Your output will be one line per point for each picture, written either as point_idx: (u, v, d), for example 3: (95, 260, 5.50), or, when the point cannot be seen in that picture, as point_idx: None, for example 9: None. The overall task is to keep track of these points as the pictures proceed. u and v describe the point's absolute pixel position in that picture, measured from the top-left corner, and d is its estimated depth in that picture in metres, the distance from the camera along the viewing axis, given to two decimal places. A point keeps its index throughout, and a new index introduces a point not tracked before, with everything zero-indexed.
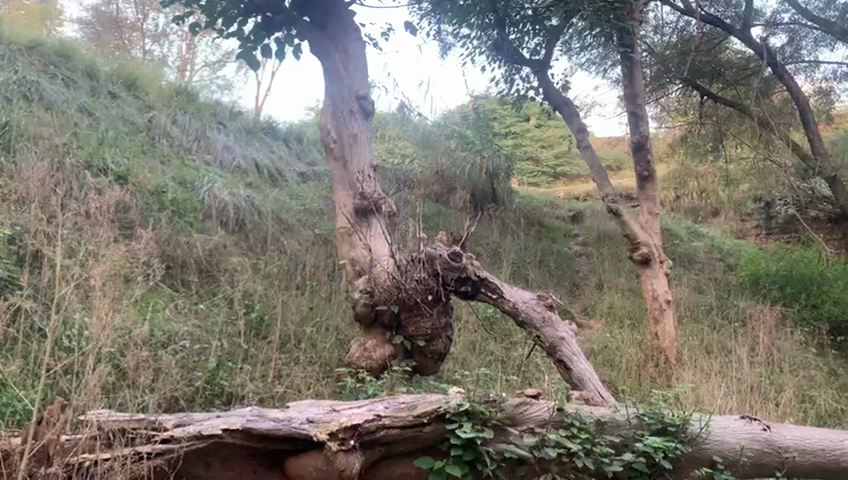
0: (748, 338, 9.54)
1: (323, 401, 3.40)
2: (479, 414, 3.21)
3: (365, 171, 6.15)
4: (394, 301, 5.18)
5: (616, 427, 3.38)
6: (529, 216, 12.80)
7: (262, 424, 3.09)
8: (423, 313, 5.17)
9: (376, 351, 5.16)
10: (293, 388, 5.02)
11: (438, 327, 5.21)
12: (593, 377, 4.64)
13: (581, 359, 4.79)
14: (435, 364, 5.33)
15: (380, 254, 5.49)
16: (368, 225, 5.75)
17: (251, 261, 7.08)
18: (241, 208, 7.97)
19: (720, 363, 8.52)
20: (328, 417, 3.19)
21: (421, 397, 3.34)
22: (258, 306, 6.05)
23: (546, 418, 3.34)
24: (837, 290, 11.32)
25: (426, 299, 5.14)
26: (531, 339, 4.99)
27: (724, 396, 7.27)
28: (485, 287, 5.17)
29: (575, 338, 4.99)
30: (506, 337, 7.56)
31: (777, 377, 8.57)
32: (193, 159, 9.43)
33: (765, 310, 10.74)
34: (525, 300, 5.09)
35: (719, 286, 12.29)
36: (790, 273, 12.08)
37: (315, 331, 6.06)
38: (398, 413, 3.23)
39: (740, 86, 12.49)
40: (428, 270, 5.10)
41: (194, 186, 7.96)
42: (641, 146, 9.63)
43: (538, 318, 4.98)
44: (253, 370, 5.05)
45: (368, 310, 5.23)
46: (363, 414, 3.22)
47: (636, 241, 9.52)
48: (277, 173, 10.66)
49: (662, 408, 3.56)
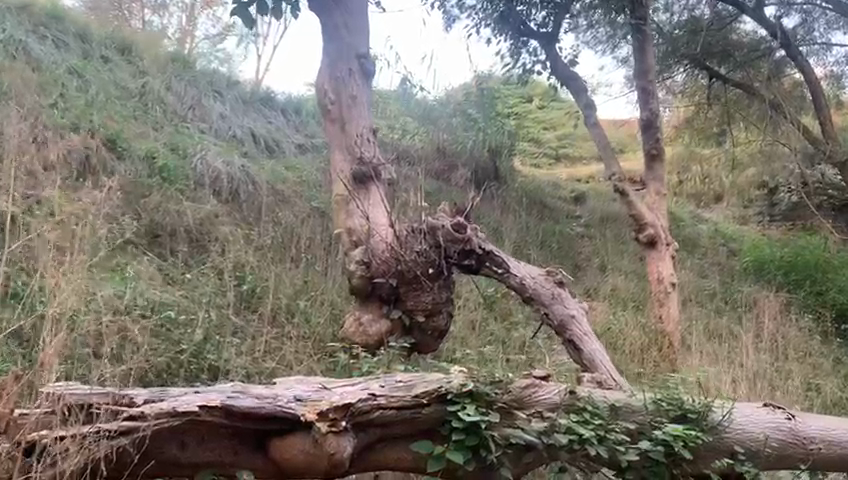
0: (753, 324, 9.28)
1: (312, 379, 3.12)
2: (484, 396, 2.95)
3: (363, 135, 5.87)
4: (393, 274, 4.91)
5: (631, 413, 3.12)
6: (531, 196, 12.48)
7: (243, 401, 2.82)
8: (422, 287, 4.90)
9: (372, 326, 4.87)
10: (281, 365, 4.78)
11: (439, 302, 4.93)
12: (603, 358, 4.45)
13: (592, 339, 4.59)
14: (435, 342, 5.06)
15: (378, 223, 5.21)
16: (367, 193, 5.47)
17: (245, 231, 6.80)
18: (235, 177, 7.67)
19: (723, 349, 8.27)
20: (318, 395, 2.92)
21: (420, 375, 3.06)
22: (250, 278, 5.78)
23: (557, 401, 3.07)
24: (842, 278, 11.09)
25: (426, 271, 4.86)
26: (538, 317, 4.74)
27: (728, 382, 7.01)
28: (491, 261, 4.90)
29: (585, 316, 4.76)
30: (506, 317, 7.30)
31: (782, 364, 8.33)
32: (187, 127, 9.10)
33: (770, 296, 10.47)
34: (532, 275, 4.83)
35: (722, 270, 12.02)
36: (795, 259, 11.81)
37: (309, 304, 5.80)
38: (396, 394, 2.98)
39: (752, 68, 11.86)
40: (429, 241, 4.84)
41: (187, 153, 7.66)
42: (650, 125, 9.31)
43: (547, 294, 4.73)
44: (242, 344, 4.80)
45: (365, 283, 4.92)
46: (357, 393, 2.95)
47: (642, 223, 9.20)
48: (274, 144, 10.35)
49: (681, 393, 3.31)
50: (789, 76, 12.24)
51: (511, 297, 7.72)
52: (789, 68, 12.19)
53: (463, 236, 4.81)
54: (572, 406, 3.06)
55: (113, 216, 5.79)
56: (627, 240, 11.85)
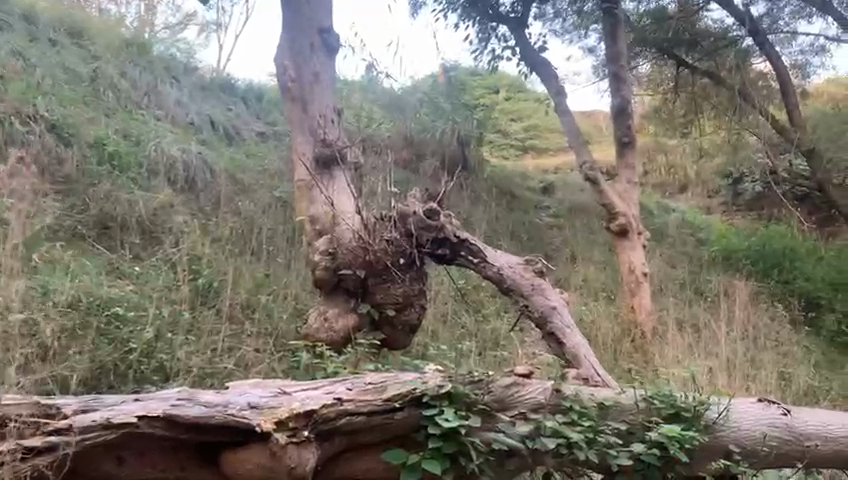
0: (724, 313, 9.16)
1: (270, 382, 2.83)
2: (464, 397, 2.67)
3: (326, 115, 5.57)
4: (361, 265, 4.60)
5: (621, 412, 2.86)
6: (500, 186, 12.21)
7: (188, 411, 2.51)
8: (392, 279, 4.64)
9: (339, 321, 4.56)
10: (235, 367, 4.46)
11: (410, 295, 4.67)
12: (588, 354, 4.16)
13: (575, 332, 4.31)
14: (406, 338, 4.76)
15: (345, 211, 4.90)
16: (331, 179, 5.16)
17: (202, 221, 6.44)
18: (192, 165, 7.27)
19: (693, 339, 8.11)
20: (276, 400, 2.61)
21: (392, 375, 2.78)
22: (207, 271, 5.45)
23: (542, 401, 2.81)
24: (809, 267, 11.09)
25: (396, 261, 4.59)
26: (518, 309, 4.45)
27: (703, 375, 6.82)
28: (465, 250, 4.60)
29: (567, 307, 4.47)
30: (478, 308, 7.03)
31: (754, 353, 8.19)
32: (143, 114, 8.66)
33: (740, 284, 10.36)
34: (510, 264, 4.55)
35: (690, 255, 11.89)
36: (763, 249, 11.74)
37: (270, 299, 5.49)
38: (366, 397, 2.69)
39: (718, 57, 11.64)
40: (399, 229, 4.55)
41: (141, 141, 7.24)
42: (621, 111, 9.15)
43: (527, 285, 4.44)
44: (195, 345, 4.47)
45: (330, 275, 4.63)
46: (321, 397, 2.66)
47: (613, 212, 9.02)
48: (234, 132, 9.94)
49: (674, 390, 3.08)
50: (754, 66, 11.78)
51: (482, 290, 7.44)
52: (757, 59, 11.76)
53: (434, 223, 4.50)
54: (559, 406, 2.80)
55: (51, 217, 5.48)
56: (597, 229, 11.68)
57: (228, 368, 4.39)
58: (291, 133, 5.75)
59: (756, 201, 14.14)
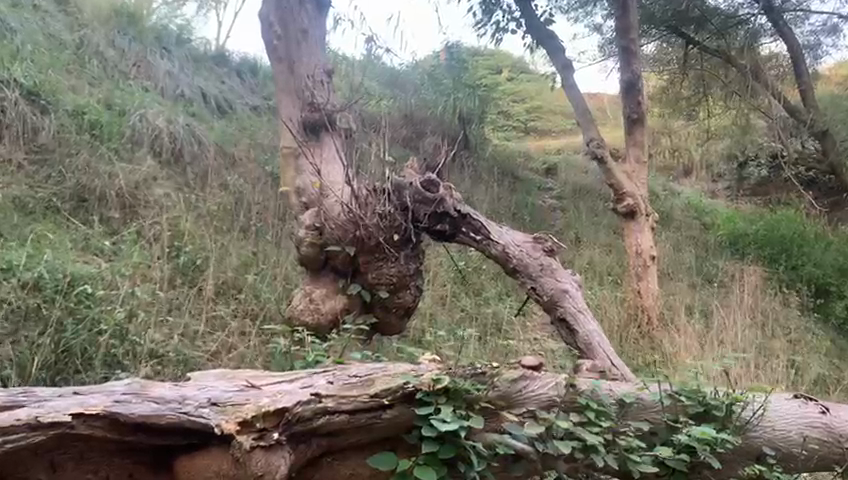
0: (730, 299, 8.83)
1: (241, 372, 2.55)
2: (465, 393, 2.35)
3: (316, 76, 5.18)
4: (351, 241, 4.18)
5: (642, 410, 2.54)
6: (501, 166, 11.77)
7: (135, 409, 2.23)
8: (385, 257, 4.25)
9: (326, 303, 4.21)
10: (207, 353, 4.14)
11: (405, 275, 4.32)
12: (603, 344, 3.83)
13: (588, 319, 3.96)
14: (399, 323, 4.46)
15: (333, 181, 4.49)
16: (319, 145, 4.80)
17: (187, 196, 6.09)
18: (178, 136, 6.88)
19: (701, 325, 7.77)
20: (242, 397, 2.32)
21: (381, 366, 2.48)
22: (189, 249, 5.12)
23: (555, 397, 2.49)
24: (819, 253, 10.70)
25: (391, 238, 4.22)
26: (525, 292, 4.12)
27: (710, 364, 6.49)
28: (467, 226, 4.32)
29: (580, 291, 4.11)
30: (478, 291, 6.70)
31: (764, 341, 7.84)
32: (130, 84, 8.24)
33: (748, 270, 10.01)
34: (517, 242, 4.21)
35: (695, 236, 11.49)
36: (770, 232, 11.34)
37: (257, 279, 5.16)
38: (348, 394, 2.38)
39: (727, 35, 10.82)
40: (395, 203, 4.23)
41: (125, 110, 6.85)
42: (631, 87, 8.72)
43: (534, 266, 4.11)
44: (170, 328, 4.16)
45: (317, 251, 4.25)
46: (295, 392, 2.35)
47: (620, 192, 8.63)
48: (227, 105, 9.56)
49: (702, 384, 2.75)
50: (766, 47, 11.36)
51: (482, 271, 7.09)
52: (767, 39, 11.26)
53: (433, 196, 4.25)
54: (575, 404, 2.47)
55: (22, 192, 5.13)
56: (601, 211, 11.28)
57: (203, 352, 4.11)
58: (279, 96, 5.37)
59: (761, 185, 13.77)
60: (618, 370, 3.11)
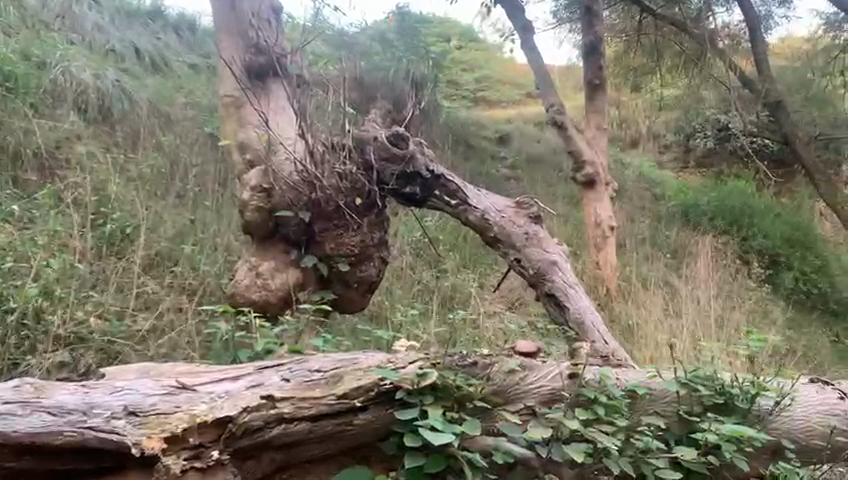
0: (688, 268, 8.31)
1: (168, 369, 2.37)
2: (456, 389, 2.25)
3: (260, 13, 4.43)
4: (306, 205, 3.74)
5: (651, 403, 2.50)
6: (455, 133, 11.04)
7: (27, 421, 1.94)
8: (346, 226, 3.80)
9: (275, 278, 3.71)
10: (135, 335, 3.63)
11: (369, 245, 3.88)
12: (595, 320, 3.70)
13: (578, 293, 3.80)
14: (362, 298, 3.97)
15: (283, 136, 4.04)
16: (266, 93, 4.30)
17: (117, 157, 5.53)
18: (105, 92, 6.21)
19: (663, 295, 7.41)
20: (174, 403, 2.11)
21: (340, 357, 2.37)
22: (117, 216, 4.64)
23: (556, 388, 2.46)
24: (766, 222, 9.98)
25: (353, 202, 3.78)
26: (509, 265, 3.87)
27: (675, 339, 6.14)
28: (440, 188, 3.96)
29: (565, 259, 3.92)
30: (438, 262, 6.31)
31: (727, 311, 7.50)
32: (53, 36, 7.51)
33: (701, 240, 9.21)
34: (497, 209, 3.92)
35: (649, 206, 10.26)
36: (724, 203, 10.22)
37: (196, 250, 4.75)
38: (306, 396, 2.23)
39: (680, 4, 9.49)
40: (359, 161, 3.82)
41: (44, 61, 6.14)
42: (593, 50, 8.28)
43: (520, 236, 3.84)
44: (91, 306, 3.66)
45: (264, 215, 3.74)
46: (240, 394, 2.19)
47: (580, 161, 8.04)
48: (162, 62, 8.82)
49: (722, 372, 2.68)
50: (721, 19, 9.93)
51: (440, 242, 6.62)
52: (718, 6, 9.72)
53: (402, 153, 3.85)
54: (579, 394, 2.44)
55: None
56: (557, 182, 10.83)
57: (130, 334, 3.60)
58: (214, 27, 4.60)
59: (707, 156, 12.15)
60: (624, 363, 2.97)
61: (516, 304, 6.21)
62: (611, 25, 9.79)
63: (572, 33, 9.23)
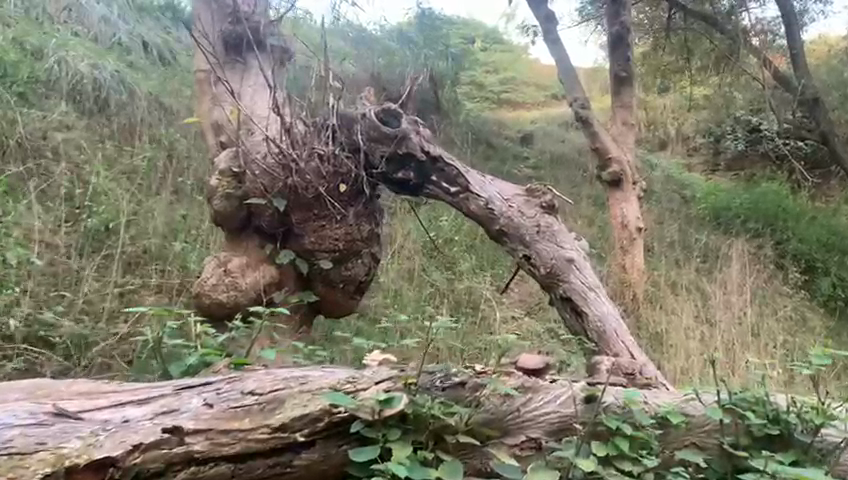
0: (720, 273, 7.70)
1: (62, 390, 2.03)
2: (430, 421, 1.91)
3: None
4: (281, 192, 3.33)
5: (682, 434, 2.15)
6: (475, 132, 10.43)
7: None
8: (328, 216, 3.42)
9: (246, 275, 3.39)
10: (113, 336, 3.43)
11: (354, 238, 3.49)
12: (618, 327, 3.27)
13: (598, 296, 3.37)
14: (349, 299, 3.67)
15: (258, 116, 3.65)
16: (243, 69, 3.96)
17: (109, 148, 5.21)
18: (104, 83, 5.89)
19: (694, 302, 6.90)
20: (38, 438, 1.73)
21: (279, 374, 2.01)
22: (102, 210, 4.33)
23: (568, 416, 2.11)
24: (805, 226, 9.24)
25: (336, 189, 3.40)
26: (519, 262, 3.48)
27: (706, 350, 5.65)
28: (438, 173, 3.52)
29: (584, 255, 3.50)
30: (451, 265, 5.87)
31: (764, 318, 6.90)
32: (56, 28, 7.19)
33: (734, 243, 8.57)
34: (504, 197, 3.51)
35: (679, 208, 9.54)
36: (758, 204, 9.43)
37: (187, 247, 4.42)
38: (232, 425, 1.89)
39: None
40: (346, 143, 3.49)
41: (39, 50, 5.84)
42: (620, 41, 7.72)
43: (529, 229, 3.44)
44: (52, 319, 3.37)
45: (234, 205, 3.36)
46: (139, 424, 1.85)
47: (606, 158, 7.51)
48: (170, 57, 8.46)
49: (777, 395, 2.25)
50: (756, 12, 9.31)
51: (455, 244, 6.19)
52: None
53: (393, 132, 3.46)
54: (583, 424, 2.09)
55: None
56: (581, 183, 10.12)
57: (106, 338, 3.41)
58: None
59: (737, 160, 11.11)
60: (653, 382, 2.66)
61: (534, 309, 5.79)
62: (639, 22, 9.25)
63: (598, 27, 8.71)
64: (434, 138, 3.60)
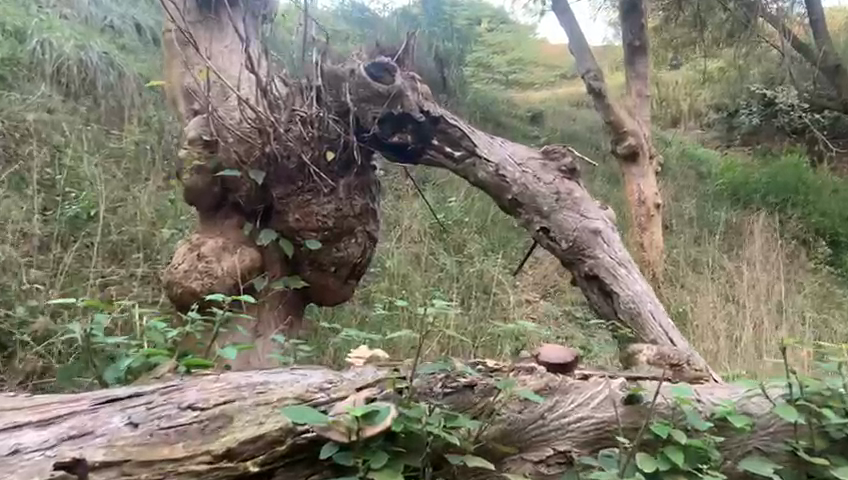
0: (741, 250, 7.26)
1: None
2: (429, 440, 1.59)
3: None
4: (258, 162, 3.02)
5: (742, 441, 1.86)
6: (483, 112, 9.89)
7: None
8: (314, 190, 3.10)
9: (224, 259, 2.99)
10: None
11: (345, 215, 3.15)
12: (653, 307, 2.97)
13: (630, 273, 3.06)
14: (341, 288, 3.35)
15: (233, 81, 3.25)
16: (218, 26, 3.42)
17: (95, 131, 4.89)
18: (88, 64, 5.52)
19: (718, 280, 6.52)
20: None
21: (231, 380, 1.71)
22: (85, 196, 4.04)
23: (607, 419, 1.85)
24: (830, 202, 8.25)
25: (323, 158, 3.10)
26: (536, 236, 3.18)
27: (735, 333, 5.26)
28: (440, 135, 3.27)
29: (611, 225, 3.19)
30: (461, 248, 5.53)
31: (793, 295, 6.52)
32: (39, 8, 6.77)
33: (754, 217, 7.88)
34: (519, 161, 3.23)
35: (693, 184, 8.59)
36: (776, 180, 8.48)
37: (176, 234, 4.12)
38: (159, 452, 1.53)
39: None
40: (332, 105, 3.14)
41: (18, 30, 5.47)
42: (634, 7, 6.85)
43: (548, 197, 3.14)
44: (26, 314, 3.08)
45: (206, 179, 3.01)
46: (27, 459, 1.45)
47: (620, 131, 6.53)
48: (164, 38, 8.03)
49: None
50: None
51: (465, 225, 5.82)
52: None
53: (386, 89, 3.14)
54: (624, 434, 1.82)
55: None
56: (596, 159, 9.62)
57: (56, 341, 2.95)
58: None
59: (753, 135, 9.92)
60: (702, 373, 2.41)
61: (551, 292, 5.47)
62: None
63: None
64: (434, 96, 3.33)
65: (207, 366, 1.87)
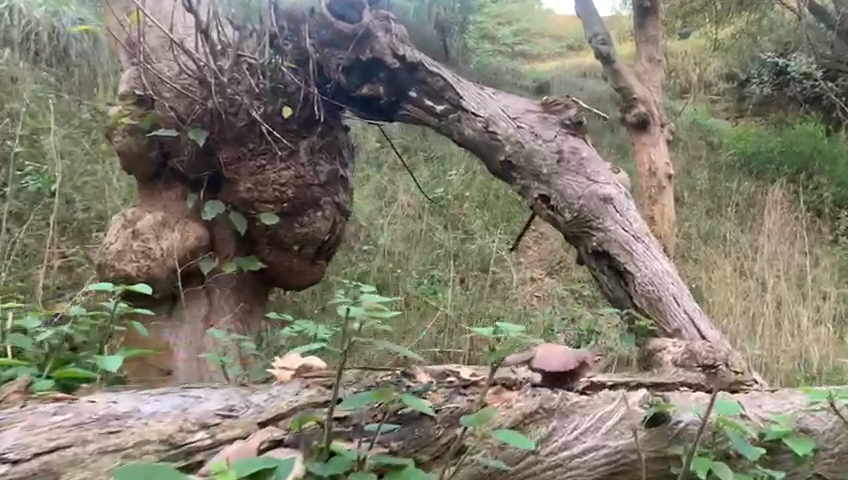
0: (759, 221, 6.82)
1: None
2: None
3: None
4: (201, 119, 2.73)
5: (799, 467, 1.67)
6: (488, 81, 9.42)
7: None
8: (268, 153, 2.83)
9: (162, 238, 2.73)
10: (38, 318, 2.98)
11: (307, 185, 2.89)
12: (674, 287, 2.62)
13: (649, 247, 2.71)
14: (308, 266, 3.11)
15: (175, 24, 2.88)
16: None
17: (65, 100, 4.53)
18: (58, 32, 5.14)
19: (735, 254, 6.13)
20: None
21: (81, 411, 1.48)
22: (46, 170, 3.76)
23: (621, 450, 1.68)
24: None
25: (279, 113, 2.82)
26: (535, 202, 2.85)
27: (753, 311, 4.88)
28: (418, 87, 2.94)
29: (626, 191, 2.82)
30: (459, 223, 5.19)
31: (816, 268, 6.11)
32: None
33: (767, 189, 7.33)
34: (514, 115, 2.89)
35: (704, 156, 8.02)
36: (789, 148, 7.81)
37: None
38: None
39: None
40: (291, 51, 2.84)
41: None
42: None
43: (548, 158, 2.80)
44: None
45: (140, 142, 2.74)
46: None
47: (628, 98, 5.42)
48: None
49: None
50: None
51: (464, 200, 5.46)
52: None
53: (352, 29, 2.84)
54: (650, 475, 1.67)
55: None
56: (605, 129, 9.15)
57: None
58: None
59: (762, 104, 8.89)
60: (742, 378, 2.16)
61: (556, 268, 5.13)
62: None
63: None
64: (409, 38, 2.97)
65: (89, 380, 1.72)
